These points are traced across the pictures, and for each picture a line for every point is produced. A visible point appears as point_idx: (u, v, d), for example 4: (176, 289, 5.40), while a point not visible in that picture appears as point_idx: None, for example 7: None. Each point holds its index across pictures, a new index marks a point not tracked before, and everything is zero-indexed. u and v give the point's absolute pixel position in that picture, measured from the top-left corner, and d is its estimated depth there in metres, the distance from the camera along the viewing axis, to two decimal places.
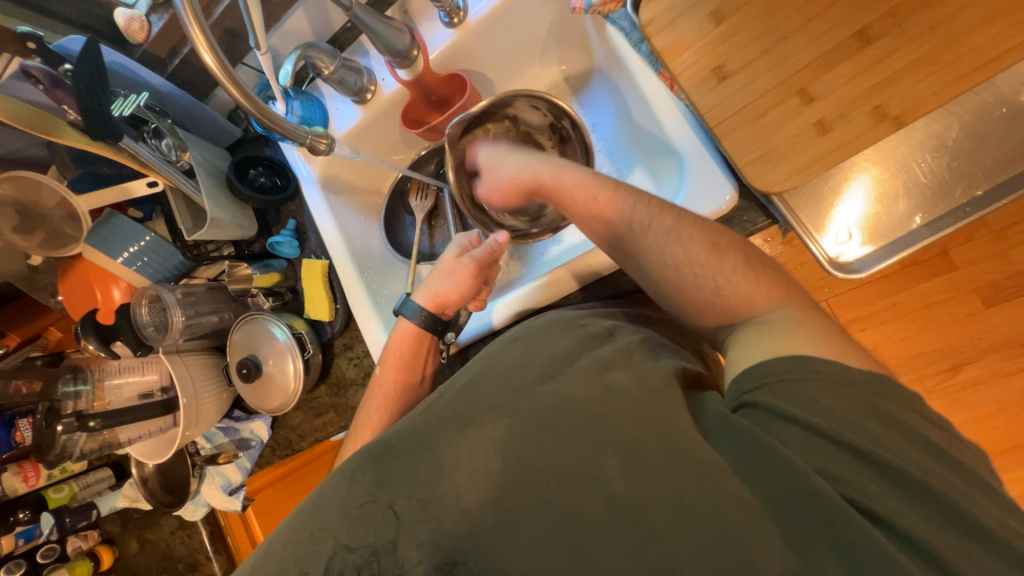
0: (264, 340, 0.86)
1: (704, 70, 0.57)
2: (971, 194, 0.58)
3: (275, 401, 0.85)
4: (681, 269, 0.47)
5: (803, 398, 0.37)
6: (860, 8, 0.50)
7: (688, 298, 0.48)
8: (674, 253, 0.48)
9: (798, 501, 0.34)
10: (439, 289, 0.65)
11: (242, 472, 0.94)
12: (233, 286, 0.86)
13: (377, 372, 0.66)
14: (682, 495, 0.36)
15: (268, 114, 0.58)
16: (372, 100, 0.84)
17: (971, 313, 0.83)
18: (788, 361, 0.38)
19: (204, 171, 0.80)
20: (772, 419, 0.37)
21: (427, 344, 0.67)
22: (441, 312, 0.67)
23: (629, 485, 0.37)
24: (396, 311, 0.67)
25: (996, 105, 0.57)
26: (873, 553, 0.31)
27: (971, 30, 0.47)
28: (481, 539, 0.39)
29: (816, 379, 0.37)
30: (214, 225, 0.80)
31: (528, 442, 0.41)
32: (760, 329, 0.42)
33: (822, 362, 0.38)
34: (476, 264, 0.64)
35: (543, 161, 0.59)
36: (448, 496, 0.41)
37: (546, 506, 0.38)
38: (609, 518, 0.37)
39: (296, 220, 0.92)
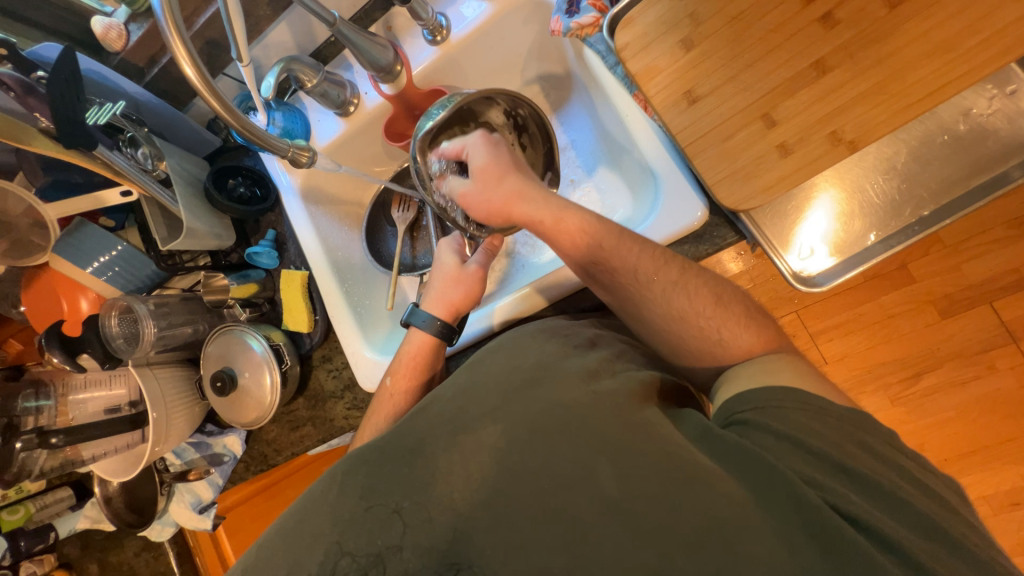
0: (240, 352, 0.85)
1: (675, 94, 0.60)
2: (919, 214, 0.62)
3: (251, 415, 0.83)
4: (647, 282, 0.51)
5: (761, 411, 0.41)
6: (816, 42, 0.54)
7: (663, 308, 0.51)
8: (642, 267, 0.51)
9: (784, 500, 0.36)
10: (452, 298, 0.68)
11: (213, 489, 0.91)
12: (208, 297, 0.84)
13: (388, 383, 0.66)
14: (671, 499, 0.37)
15: (249, 126, 0.58)
16: (355, 113, 0.86)
17: (930, 324, 0.88)
18: (779, 391, 0.42)
19: (182, 181, 0.80)
20: (760, 433, 0.40)
21: (438, 353, 0.68)
22: (454, 320, 0.68)
23: (620, 487, 0.38)
24: (405, 322, 0.67)
25: (939, 133, 0.62)
26: (852, 551, 0.33)
27: (914, 65, 0.52)
28: (474, 539, 0.39)
29: (774, 389, 0.42)
30: (191, 235, 0.79)
31: (524, 449, 0.41)
32: (761, 369, 0.45)
33: (799, 391, 0.41)
34: (483, 268, 0.68)
35: (542, 201, 0.54)
36: (442, 499, 0.41)
37: (537, 511, 0.39)
38: (603, 522, 0.37)
39: (275, 230, 0.91)
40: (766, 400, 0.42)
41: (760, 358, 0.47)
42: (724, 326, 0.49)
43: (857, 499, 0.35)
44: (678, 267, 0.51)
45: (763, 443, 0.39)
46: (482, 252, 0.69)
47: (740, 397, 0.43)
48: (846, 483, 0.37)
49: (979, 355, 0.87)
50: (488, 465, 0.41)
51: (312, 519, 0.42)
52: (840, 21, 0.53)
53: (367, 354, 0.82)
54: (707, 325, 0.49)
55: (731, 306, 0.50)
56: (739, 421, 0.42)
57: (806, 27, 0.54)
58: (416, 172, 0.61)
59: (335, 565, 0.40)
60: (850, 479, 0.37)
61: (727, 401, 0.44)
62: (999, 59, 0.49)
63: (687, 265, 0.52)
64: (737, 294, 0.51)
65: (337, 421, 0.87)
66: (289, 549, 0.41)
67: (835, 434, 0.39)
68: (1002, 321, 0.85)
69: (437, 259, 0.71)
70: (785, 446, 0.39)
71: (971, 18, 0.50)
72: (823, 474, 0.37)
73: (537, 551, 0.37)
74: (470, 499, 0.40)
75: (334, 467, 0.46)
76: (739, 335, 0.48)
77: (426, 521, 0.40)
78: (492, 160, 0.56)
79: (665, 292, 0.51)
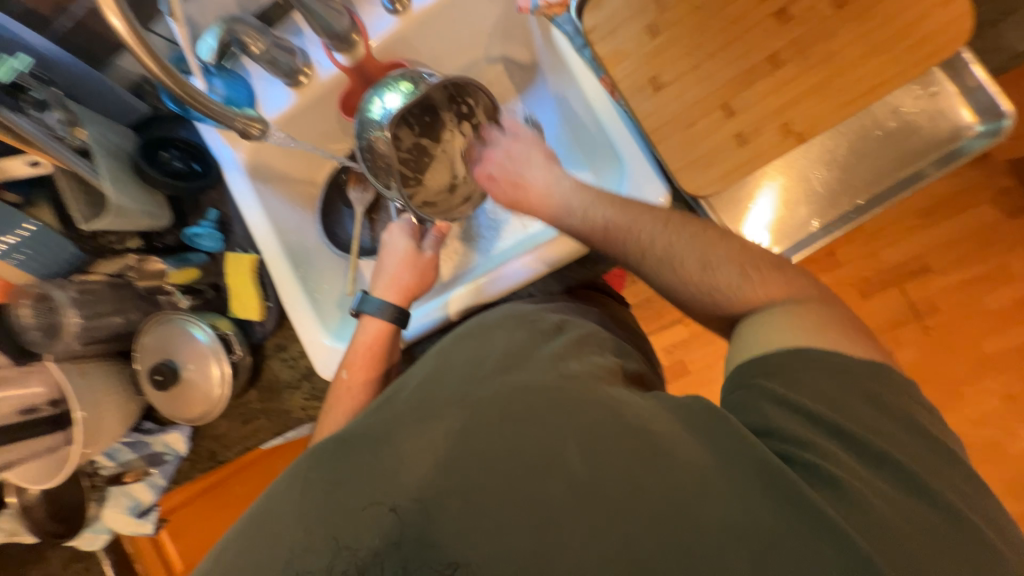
0: (181, 342, 0.78)
1: (641, 80, 0.61)
2: (854, 203, 0.68)
3: (196, 410, 0.78)
4: (646, 251, 0.47)
5: (740, 376, 0.42)
6: (770, 37, 0.57)
7: (650, 269, 0.48)
8: (637, 237, 0.47)
9: (754, 470, 0.35)
10: (405, 281, 0.67)
11: (155, 490, 0.86)
12: (142, 283, 0.80)
13: (344, 377, 0.64)
14: (639, 477, 0.36)
15: (192, 92, 0.53)
16: (307, 84, 0.79)
17: (856, 302, 0.99)
18: (788, 355, 0.40)
19: (103, 152, 0.71)
20: (763, 400, 0.39)
21: (391, 337, 0.66)
22: (408, 306, 0.68)
23: (589, 467, 0.37)
24: (355, 310, 0.66)
25: (875, 128, 0.67)
26: (812, 515, 0.33)
27: (856, 63, 0.56)
28: (441, 530, 0.37)
29: (783, 350, 0.40)
30: (119, 213, 0.72)
31: (491, 433, 0.40)
32: (772, 322, 0.42)
33: (805, 351, 0.40)
34: (436, 254, 0.69)
35: (539, 160, 0.59)
36: (408, 489, 0.39)
37: (507, 495, 0.37)
38: (574, 501, 0.36)
39: (218, 210, 0.84)
40: (773, 365, 0.40)
41: (769, 312, 0.43)
42: (714, 292, 0.45)
43: (826, 459, 0.35)
44: (666, 219, 0.48)
45: (762, 409, 0.39)
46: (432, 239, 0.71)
47: (749, 361, 0.41)
48: (813, 444, 0.36)
49: (896, 328, 1.00)
50: (457, 453, 0.40)
51: (276, 514, 0.40)
52: (793, 17, 0.56)
53: (326, 341, 0.79)
54: (678, 297, 0.47)
55: (733, 258, 0.45)
56: (729, 390, 0.42)
57: (763, 21, 0.57)
58: (364, 145, 0.67)
59: (297, 562, 0.38)
60: (823, 439, 0.36)
61: (728, 373, 0.44)
62: (921, 63, 0.55)
63: (675, 217, 0.48)
64: (736, 248, 0.46)
65: (294, 411, 0.84)
66: (249, 547, 0.39)
67: (816, 396, 0.38)
68: (909, 300, 0.99)
69: (389, 243, 0.70)
70: (784, 411, 0.38)
71: (902, 23, 0.54)
72: (792, 435, 0.37)
73: (505, 540, 0.36)
74: (437, 485, 0.38)
75: (299, 461, 0.44)
76: (724, 305, 0.45)
77: (389, 510, 0.38)
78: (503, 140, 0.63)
79: (665, 243, 0.47)
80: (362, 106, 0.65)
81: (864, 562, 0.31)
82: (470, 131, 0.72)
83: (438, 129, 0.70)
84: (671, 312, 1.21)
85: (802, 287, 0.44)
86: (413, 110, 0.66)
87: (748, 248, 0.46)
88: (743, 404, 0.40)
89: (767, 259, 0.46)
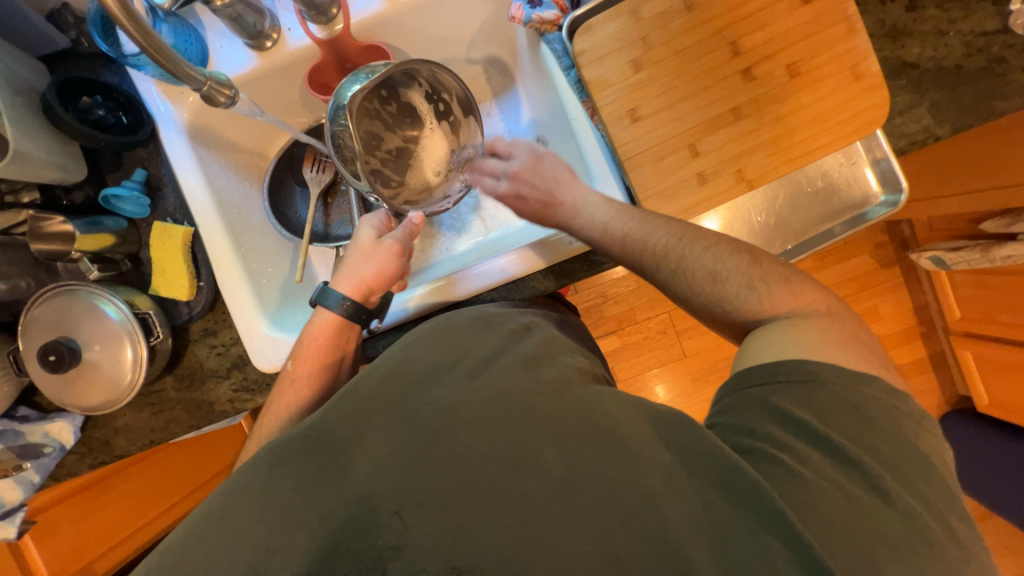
0: (86, 317, 0.66)
1: (620, 109, 0.62)
2: (784, 247, 0.76)
3: (100, 396, 0.67)
4: (667, 257, 0.52)
5: (732, 386, 0.46)
6: (736, 90, 0.60)
7: (667, 275, 0.53)
8: (659, 243, 0.52)
9: (720, 472, 0.38)
10: (363, 273, 0.62)
11: (25, 488, 0.71)
12: (35, 247, 0.64)
13: (290, 368, 0.59)
14: (614, 478, 0.38)
15: (156, 43, 0.47)
16: (272, 50, 0.72)
17: None
18: (789, 363, 0.43)
19: (6, 86, 0.60)
20: (763, 410, 0.42)
21: (350, 334, 0.62)
22: (366, 300, 0.63)
23: (568, 468, 0.38)
24: (312, 301, 0.61)
25: (816, 177, 0.74)
26: (772, 517, 0.35)
27: (807, 125, 0.59)
28: (417, 528, 0.37)
29: (782, 362, 0.43)
30: (17, 160, 0.59)
31: (470, 433, 0.40)
32: (777, 331, 0.46)
33: (803, 361, 0.43)
34: (399, 245, 0.63)
35: (565, 177, 0.60)
36: (383, 485, 0.38)
37: (487, 492, 0.38)
38: (551, 500, 0.37)
39: (146, 170, 0.74)
40: (771, 376, 0.43)
41: (779, 321, 0.47)
42: (725, 302, 0.50)
43: (786, 463, 0.38)
44: (680, 234, 0.52)
45: (759, 417, 0.42)
46: (404, 230, 0.64)
47: (755, 369, 0.44)
48: (769, 448, 0.39)
49: None
50: (435, 450, 0.39)
51: (233, 510, 0.39)
52: (756, 77, 0.60)
53: (265, 330, 0.71)
54: (689, 301, 0.52)
55: (744, 269, 0.49)
56: (724, 397, 0.46)
57: (731, 76, 0.60)
58: (334, 132, 0.61)
59: (267, 564, 0.37)
60: (776, 443, 0.40)
61: (728, 379, 0.47)
62: (847, 139, 0.59)
63: (689, 230, 0.52)
64: (746, 259, 0.50)
65: (219, 404, 0.74)
66: (206, 544, 0.38)
67: (791, 404, 0.41)
68: None
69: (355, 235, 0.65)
70: (780, 420, 0.41)
71: (836, 101, 0.59)
72: (750, 439, 0.41)
73: (486, 545, 0.36)
74: (414, 481, 0.38)
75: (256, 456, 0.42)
76: (740, 313, 0.49)
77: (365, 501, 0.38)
78: (523, 160, 0.62)
79: (678, 256, 0.52)
80: (335, 94, 0.60)
81: (814, 555, 0.34)
82: (449, 126, 0.70)
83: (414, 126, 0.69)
84: (611, 323, 1.28)
85: (756, 318, 0.49)
86: (384, 103, 0.65)
87: (757, 261, 0.50)
88: (737, 410, 0.43)
89: (772, 276, 0.49)
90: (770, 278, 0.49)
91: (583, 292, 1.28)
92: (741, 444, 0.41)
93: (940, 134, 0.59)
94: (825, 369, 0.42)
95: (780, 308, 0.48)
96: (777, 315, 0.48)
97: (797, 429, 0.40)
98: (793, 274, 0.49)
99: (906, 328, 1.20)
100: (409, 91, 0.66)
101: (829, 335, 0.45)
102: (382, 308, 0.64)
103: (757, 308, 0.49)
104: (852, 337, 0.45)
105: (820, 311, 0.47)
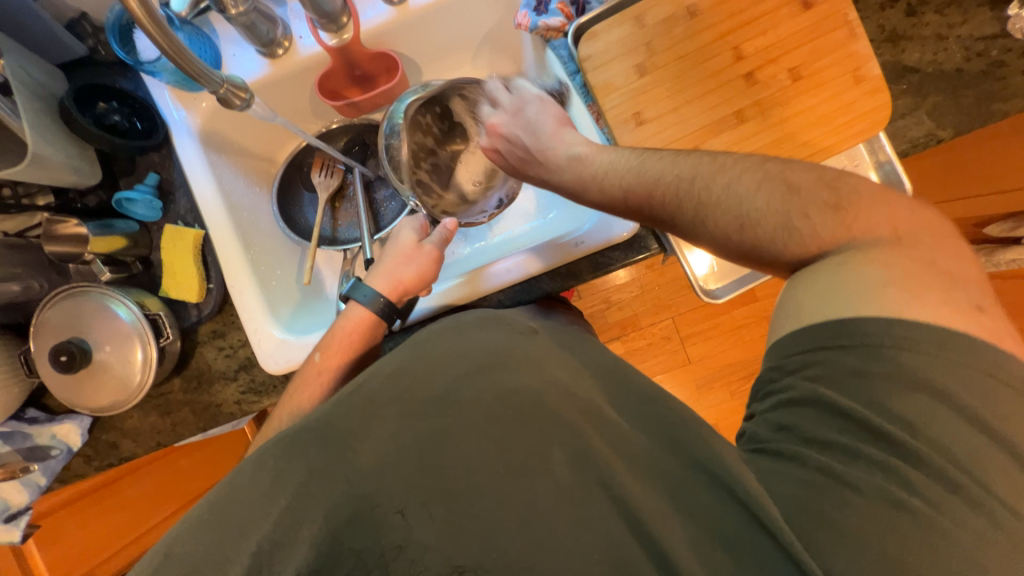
0: (97, 318, 0.67)
1: (625, 113, 0.63)
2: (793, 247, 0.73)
3: (107, 397, 0.67)
4: (681, 201, 0.45)
5: (777, 355, 0.41)
6: (739, 94, 0.60)
7: (679, 221, 0.45)
8: (667, 182, 0.46)
9: (727, 487, 0.37)
10: (402, 275, 0.62)
11: (30, 491, 0.70)
12: (49, 247, 0.66)
13: (316, 359, 0.60)
14: (621, 485, 0.37)
15: (180, 49, 0.48)
16: (284, 57, 0.74)
17: (764, 333, 1.27)
18: (839, 327, 0.37)
19: (27, 92, 0.62)
20: (807, 405, 0.38)
21: (378, 333, 0.62)
22: (398, 301, 0.63)
23: (573, 477, 0.38)
24: (343, 295, 0.62)
25: None
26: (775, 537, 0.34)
27: (814, 123, 0.59)
28: (424, 535, 0.37)
29: (833, 322, 0.37)
30: (35, 163, 0.61)
31: (477, 437, 0.40)
32: (837, 272, 0.38)
33: (860, 322, 0.36)
34: (439, 250, 0.64)
35: (550, 124, 0.60)
36: (390, 489, 0.38)
37: (494, 496, 0.38)
38: (557, 506, 0.37)
39: (158, 175, 0.75)
40: (818, 346, 0.38)
41: (827, 262, 0.39)
42: (759, 249, 0.42)
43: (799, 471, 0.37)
44: (691, 176, 0.44)
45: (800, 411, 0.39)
46: (441, 236, 0.66)
47: (795, 340, 0.40)
48: (797, 454, 0.38)
49: None
50: (442, 454, 0.39)
51: (239, 508, 0.38)
52: (758, 81, 0.60)
53: (274, 332, 0.71)
54: (714, 251, 0.44)
55: (776, 207, 0.41)
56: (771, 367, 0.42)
57: (733, 80, 0.60)
58: (387, 146, 0.69)
59: (271, 558, 0.36)
60: (804, 445, 0.38)
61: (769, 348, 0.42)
62: (850, 140, 0.59)
63: (702, 165, 0.44)
64: (780, 192, 0.41)
65: (226, 406, 0.74)
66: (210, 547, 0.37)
67: (840, 394, 0.37)
68: None
69: (394, 236, 0.65)
70: (821, 412, 0.38)
71: (836, 103, 0.59)
72: (778, 438, 0.39)
73: (490, 547, 0.36)
74: (420, 485, 0.38)
75: (263, 454, 0.41)
76: (786, 252, 0.41)
77: (373, 504, 0.37)
78: (503, 114, 0.64)
79: (694, 200, 0.44)
80: (389, 111, 0.68)
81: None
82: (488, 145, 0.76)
83: (461, 140, 0.76)
84: (614, 329, 1.29)
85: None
86: (435, 119, 0.73)
87: (795, 189, 0.41)
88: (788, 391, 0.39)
89: (815, 205, 0.40)
90: (812, 210, 0.40)
91: (586, 298, 1.28)
92: (771, 446, 0.39)
93: (941, 136, 0.59)
94: (886, 332, 0.36)
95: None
96: (819, 256, 0.40)
97: (837, 429, 0.37)
98: (843, 198, 0.40)
99: None
100: (456, 107, 0.73)
101: (883, 285, 0.37)
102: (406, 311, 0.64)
103: (798, 252, 0.40)
104: (920, 278, 0.37)
105: (886, 246, 0.38)
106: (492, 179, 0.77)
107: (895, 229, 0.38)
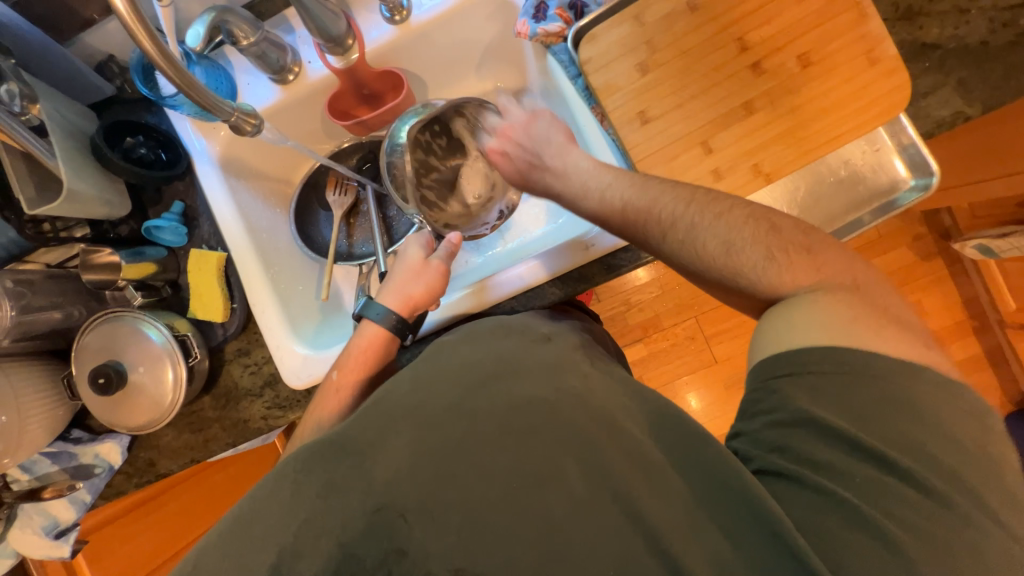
0: (131, 341, 0.70)
1: (629, 113, 0.62)
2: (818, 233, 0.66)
3: (142, 417, 0.70)
4: (675, 225, 0.45)
5: (758, 373, 0.41)
6: (746, 86, 0.59)
7: (668, 249, 0.46)
8: (664, 208, 0.46)
9: (732, 500, 0.36)
10: (411, 291, 0.63)
11: (77, 508, 0.74)
12: (86, 276, 0.69)
13: (334, 377, 0.61)
14: (637, 495, 0.37)
15: (190, 82, 0.51)
16: (295, 82, 0.77)
17: None
18: (822, 352, 0.38)
19: (61, 132, 0.66)
20: (799, 425, 0.37)
21: (389, 349, 0.62)
22: (409, 316, 0.64)
23: (588, 488, 0.37)
24: (354, 314, 0.63)
25: None
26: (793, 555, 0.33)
27: (827, 110, 0.57)
28: (440, 549, 0.36)
29: (818, 347, 0.38)
30: (70, 198, 0.65)
31: (489, 448, 0.39)
32: (810, 307, 0.40)
33: (841, 349, 0.37)
34: (445, 264, 0.65)
35: (560, 141, 0.57)
36: (404, 503, 0.38)
37: (509, 507, 0.37)
38: (573, 518, 0.36)
39: (183, 202, 0.78)
40: (807, 365, 0.38)
41: (802, 299, 0.40)
42: (740, 277, 0.43)
43: (820, 485, 0.35)
44: (688, 199, 0.45)
45: (791, 431, 0.37)
46: (447, 251, 0.67)
47: (782, 358, 0.39)
48: (793, 472, 0.36)
49: None
50: (455, 468, 0.39)
51: (260, 524, 0.39)
52: (766, 71, 0.58)
53: (296, 348, 0.73)
54: (700, 277, 0.45)
55: (760, 240, 0.42)
56: (752, 388, 0.41)
57: (739, 71, 0.59)
58: (390, 164, 0.72)
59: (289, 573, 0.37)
60: (799, 464, 0.36)
61: (750, 368, 0.42)
62: (868, 125, 0.57)
63: (698, 197, 0.45)
64: (762, 228, 0.43)
65: (253, 422, 0.76)
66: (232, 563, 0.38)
67: (831, 414, 0.37)
68: None
69: (401, 253, 0.66)
70: (817, 432, 0.37)
71: (850, 88, 0.57)
72: (771, 456, 0.38)
73: (506, 560, 0.36)
74: (434, 497, 0.38)
75: (282, 469, 0.42)
76: (753, 291, 0.43)
77: (387, 520, 0.38)
78: (515, 120, 0.61)
79: (687, 226, 0.45)
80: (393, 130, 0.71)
81: None
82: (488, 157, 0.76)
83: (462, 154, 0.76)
84: (635, 331, 1.26)
85: (766, 299, 0.43)
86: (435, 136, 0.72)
87: (775, 227, 0.43)
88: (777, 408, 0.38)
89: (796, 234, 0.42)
90: (789, 251, 0.42)
91: (606, 301, 1.27)
92: (767, 467, 0.38)
93: (970, 114, 0.56)
94: (870, 360, 0.37)
95: (803, 281, 0.41)
96: (800, 285, 0.41)
97: (832, 449, 0.36)
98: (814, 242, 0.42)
99: (954, 322, 1.13)
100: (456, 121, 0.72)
101: (850, 318, 0.39)
102: (417, 325, 0.65)
103: (773, 284, 0.42)
104: None
105: (847, 281, 0.41)
106: (493, 190, 0.76)
107: (856, 265, 0.41)
